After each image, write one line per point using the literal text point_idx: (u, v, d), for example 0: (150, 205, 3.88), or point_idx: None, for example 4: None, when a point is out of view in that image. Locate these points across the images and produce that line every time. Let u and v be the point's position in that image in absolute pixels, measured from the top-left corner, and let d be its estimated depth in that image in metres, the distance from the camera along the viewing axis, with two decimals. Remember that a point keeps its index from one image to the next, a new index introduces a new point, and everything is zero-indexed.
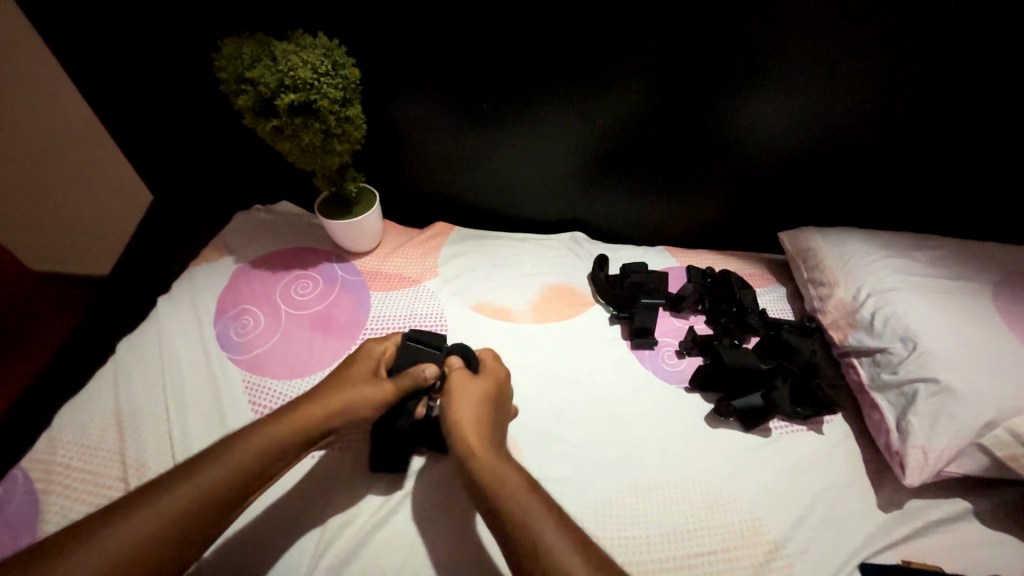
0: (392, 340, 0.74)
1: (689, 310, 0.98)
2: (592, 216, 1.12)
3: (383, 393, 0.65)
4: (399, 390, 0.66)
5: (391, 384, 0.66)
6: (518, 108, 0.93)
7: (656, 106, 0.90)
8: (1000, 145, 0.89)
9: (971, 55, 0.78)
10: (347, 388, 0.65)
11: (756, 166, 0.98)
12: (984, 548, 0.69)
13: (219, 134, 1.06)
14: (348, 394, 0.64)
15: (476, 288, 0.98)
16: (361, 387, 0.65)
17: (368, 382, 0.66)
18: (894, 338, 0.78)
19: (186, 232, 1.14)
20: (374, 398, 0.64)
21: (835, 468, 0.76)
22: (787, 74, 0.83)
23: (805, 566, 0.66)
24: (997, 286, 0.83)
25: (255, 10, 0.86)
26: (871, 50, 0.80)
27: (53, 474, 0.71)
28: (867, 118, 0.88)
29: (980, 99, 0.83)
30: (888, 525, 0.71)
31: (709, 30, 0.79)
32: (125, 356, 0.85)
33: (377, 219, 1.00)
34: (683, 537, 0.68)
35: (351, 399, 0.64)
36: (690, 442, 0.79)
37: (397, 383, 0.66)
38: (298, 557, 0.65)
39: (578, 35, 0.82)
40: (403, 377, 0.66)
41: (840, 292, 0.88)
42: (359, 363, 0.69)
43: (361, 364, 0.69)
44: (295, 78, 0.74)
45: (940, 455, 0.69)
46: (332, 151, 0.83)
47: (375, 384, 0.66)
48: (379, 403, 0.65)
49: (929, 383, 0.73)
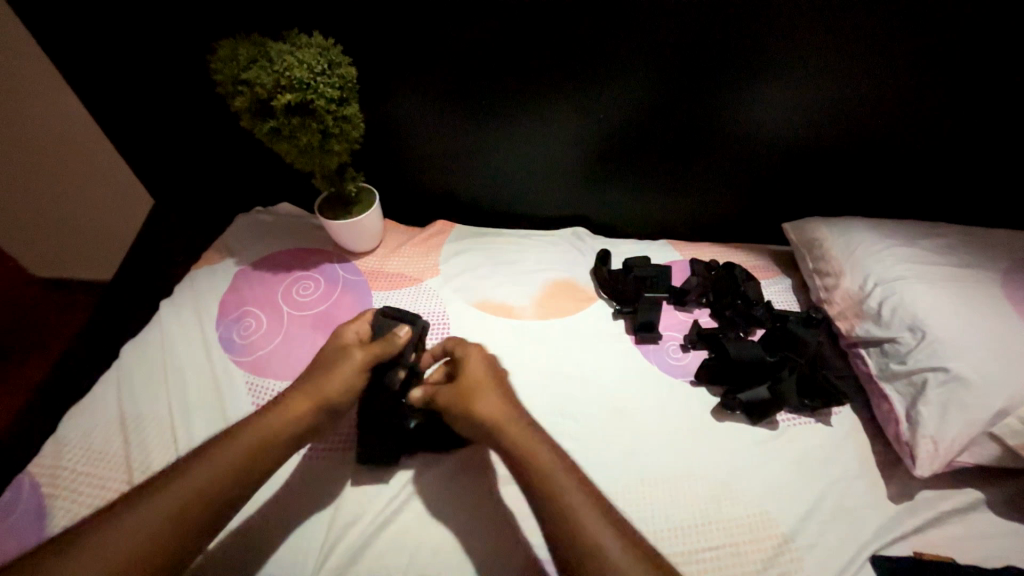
0: (365, 319, 0.73)
1: (693, 303, 0.97)
2: (594, 211, 1.11)
3: (358, 361, 0.65)
4: (371, 350, 0.67)
5: (363, 349, 0.66)
6: (516, 105, 0.93)
7: (655, 101, 0.89)
8: (1005, 131, 0.87)
9: (972, 42, 0.78)
10: (330, 374, 0.64)
11: (758, 157, 0.97)
12: (998, 539, 0.68)
13: (218, 137, 1.06)
14: (332, 379, 0.63)
15: (477, 285, 0.98)
16: (337, 365, 0.65)
17: (341, 358, 0.65)
18: (902, 327, 0.77)
19: (188, 237, 1.14)
20: (350, 367, 0.64)
21: (843, 460, 0.75)
22: (785, 65, 0.83)
23: (815, 559, 0.66)
24: (1004, 273, 0.82)
25: (250, 13, 0.86)
26: (869, 41, 0.79)
27: (58, 479, 0.71)
28: (869, 107, 0.87)
29: (984, 85, 0.82)
30: (899, 516, 0.70)
31: (706, 24, 0.79)
32: (129, 359, 0.85)
33: (377, 219, 1.00)
34: (689, 532, 0.67)
35: (331, 379, 0.63)
36: (696, 435, 0.78)
37: (369, 347, 0.67)
38: (305, 557, 0.65)
39: (575, 31, 0.81)
40: (375, 342, 0.68)
41: (846, 281, 0.87)
42: (331, 342, 0.69)
43: (333, 343, 0.68)
44: (291, 78, 0.73)
45: (950, 445, 0.68)
46: (330, 152, 0.83)
47: (348, 356, 0.65)
48: (358, 369, 0.65)
49: (938, 372, 0.72)
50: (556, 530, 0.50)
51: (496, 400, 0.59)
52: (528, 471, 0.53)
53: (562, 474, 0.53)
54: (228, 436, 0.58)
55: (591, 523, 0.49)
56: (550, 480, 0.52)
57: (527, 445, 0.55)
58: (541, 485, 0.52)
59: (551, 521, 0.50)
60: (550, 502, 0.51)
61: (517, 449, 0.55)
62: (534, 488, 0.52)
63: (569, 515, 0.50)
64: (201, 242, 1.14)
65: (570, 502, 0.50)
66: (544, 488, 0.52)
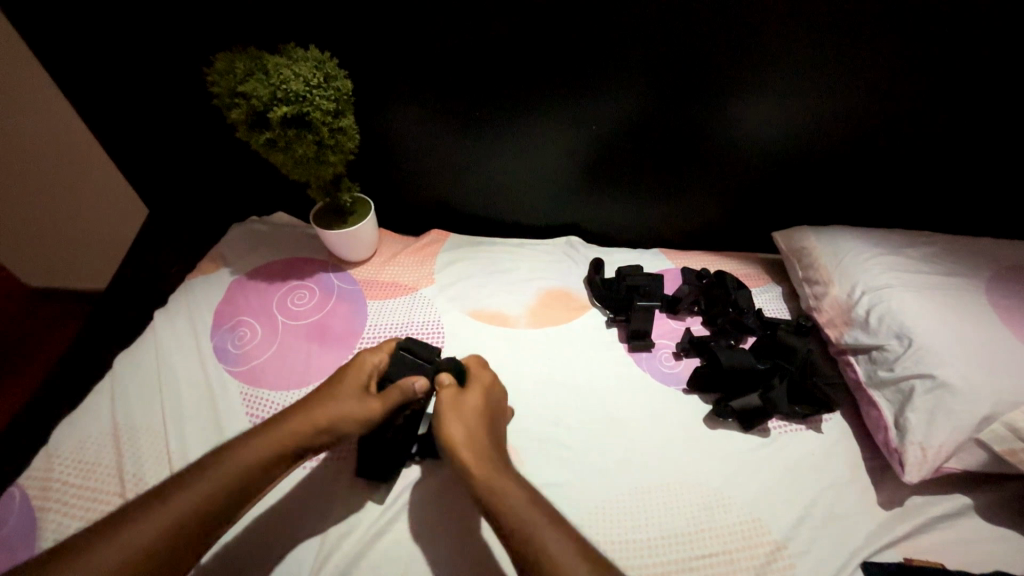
0: (386, 349, 0.72)
1: (685, 312, 0.99)
2: (587, 220, 1.12)
3: (372, 410, 0.64)
4: (386, 406, 0.65)
5: (379, 402, 0.65)
6: (510, 115, 0.94)
7: (646, 112, 0.91)
8: (985, 141, 0.90)
9: (953, 56, 0.80)
10: (337, 403, 0.64)
11: (748, 167, 0.99)
12: (986, 544, 0.69)
13: (214, 147, 1.07)
14: (338, 410, 0.63)
15: (472, 294, 0.99)
16: (349, 404, 0.64)
17: (355, 396, 0.65)
18: (889, 335, 0.79)
19: (184, 246, 1.15)
20: (361, 416, 0.64)
21: (833, 466, 0.76)
22: (773, 77, 0.85)
23: (807, 566, 0.66)
24: (989, 280, 0.83)
25: (247, 25, 0.87)
26: (854, 53, 0.81)
27: (50, 491, 0.70)
28: (855, 117, 0.89)
29: (966, 97, 0.84)
30: (890, 522, 0.71)
31: (696, 37, 0.81)
32: (122, 370, 0.85)
33: (372, 228, 1.00)
34: (683, 540, 0.68)
35: (338, 416, 0.63)
36: (689, 443, 0.79)
37: (386, 400, 0.66)
38: (300, 567, 0.65)
39: (568, 44, 0.83)
40: (392, 392, 0.66)
41: (835, 290, 0.89)
42: (350, 374, 0.67)
43: (352, 377, 0.67)
44: (288, 91, 0.74)
45: (938, 451, 0.69)
46: (325, 162, 0.84)
47: (362, 401, 0.65)
48: (367, 420, 0.64)
49: (925, 379, 0.73)
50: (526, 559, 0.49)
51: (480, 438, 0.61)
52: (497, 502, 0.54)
53: (534, 511, 0.53)
54: (227, 449, 0.58)
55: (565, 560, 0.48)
56: (518, 514, 0.52)
57: (498, 483, 0.55)
58: (512, 519, 0.52)
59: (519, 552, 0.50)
60: (518, 532, 0.51)
61: (489, 485, 0.55)
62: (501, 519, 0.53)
63: (537, 544, 0.50)
64: (197, 252, 1.14)
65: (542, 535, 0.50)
66: (512, 520, 0.52)
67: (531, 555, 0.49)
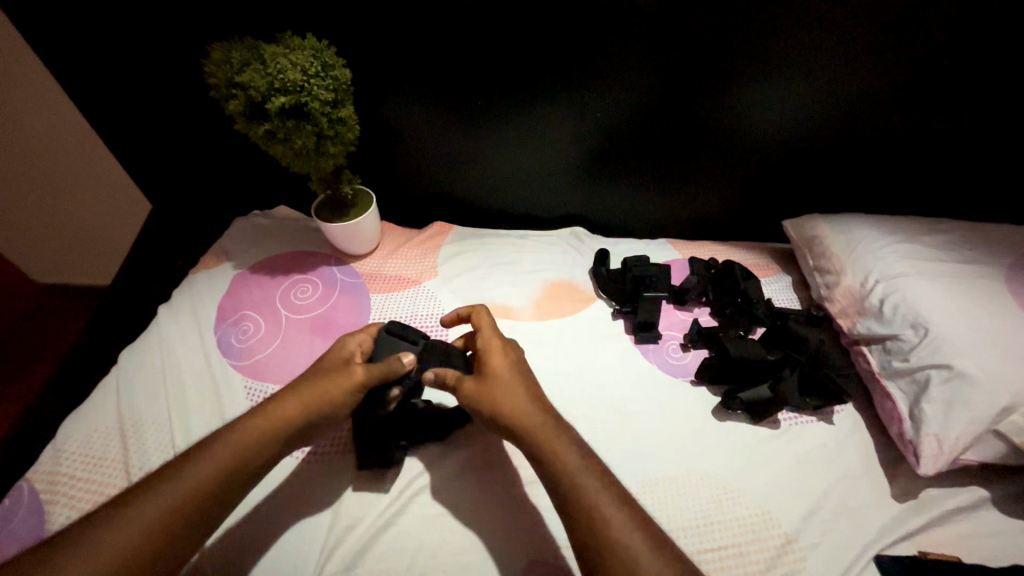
0: (368, 331, 0.70)
1: (693, 303, 0.97)
2: (592, 210, 1.11)
3: (355, 379, 0.63)
4: (370, 372, 0.64)
5: (362, 369, 0.64)
6: (513, 105, 0.92)
7: (652, 101, 0.89)
8: (1003, 126, 0.87)
9: (972, 40, 0.77)
10: (322, 381, 0.63)
11: (756, 154, 0.97)
12: (1004, 538, 0.67)
13: (215, 141, 1.06)
14: (325, 387, 0.62)
15: (476, 287, 0.97)
16: (332, 378, 0.63)
17: (338, 370, 0.64)
18: (904, 324, 0.76)
19: (187, 241, 1.15)
20: (347, 385, 0.62)
21: (846, 458, 0.75)
22: (783, 63, 0.82)
23: (819, 559, 0.65)
24: (1008, 268, 0.81)
25: (246, 17, 0.86)
26: (867, 38, 0.78)
27: (57, 485, 0.71)
28: (868, 103, 0.87)
29: (984, 81, 0.82)
30: (903, 515, 0.69)
31: (703, 25, 0.79)
32: (126, 365, 0.85)
33: (374, 221, 0.99)
34: (691, 533, 0.67)
35: (326, 392, 0.62)
36: (698, 434, 0.77)
37: (369, 367, 0.64)
38: (305, 560, 0.64)
39: (572, 34, 0.81)
40: (376, 363, 0.65)
41: (847, 279, 0.87)
42: (331, 353, 0.66)
43: (333, 355, 0.66)
44: (285, 81, 0.73)
45: (955, 443, 0.67)
46: (326, 154, 0.82)
47: (345, 375, 0.63)
48: (354, 389, 0.63)
49: (942, 369, 0.71)
50: (577, 514, 0.51)
51: (524, 396, 0.60)
52: (550, 466, 0.55)
53: (584, 470, 0.54)
54: (213, 441, 0.57)
55: (619, 526, 0.50)
56: (572, 470, 0.54)
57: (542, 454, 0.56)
58: (562, 478, 0.54)
59: (570, 512, 0.52)
60: (570, 497, 0.52)
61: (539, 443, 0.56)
62: (556, 477, 0.54)
63: (591, 508, 0.51)
64: (200, 246, 1.14)
65: (592, 496, 0.52)
66: (562, 482, 0.53)
67: (577, 510, 0.51)
